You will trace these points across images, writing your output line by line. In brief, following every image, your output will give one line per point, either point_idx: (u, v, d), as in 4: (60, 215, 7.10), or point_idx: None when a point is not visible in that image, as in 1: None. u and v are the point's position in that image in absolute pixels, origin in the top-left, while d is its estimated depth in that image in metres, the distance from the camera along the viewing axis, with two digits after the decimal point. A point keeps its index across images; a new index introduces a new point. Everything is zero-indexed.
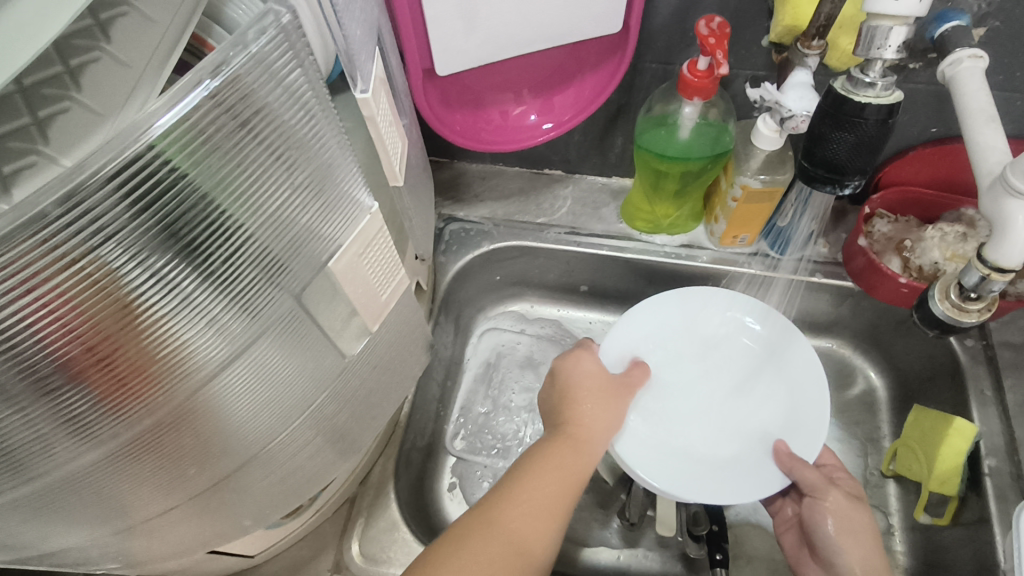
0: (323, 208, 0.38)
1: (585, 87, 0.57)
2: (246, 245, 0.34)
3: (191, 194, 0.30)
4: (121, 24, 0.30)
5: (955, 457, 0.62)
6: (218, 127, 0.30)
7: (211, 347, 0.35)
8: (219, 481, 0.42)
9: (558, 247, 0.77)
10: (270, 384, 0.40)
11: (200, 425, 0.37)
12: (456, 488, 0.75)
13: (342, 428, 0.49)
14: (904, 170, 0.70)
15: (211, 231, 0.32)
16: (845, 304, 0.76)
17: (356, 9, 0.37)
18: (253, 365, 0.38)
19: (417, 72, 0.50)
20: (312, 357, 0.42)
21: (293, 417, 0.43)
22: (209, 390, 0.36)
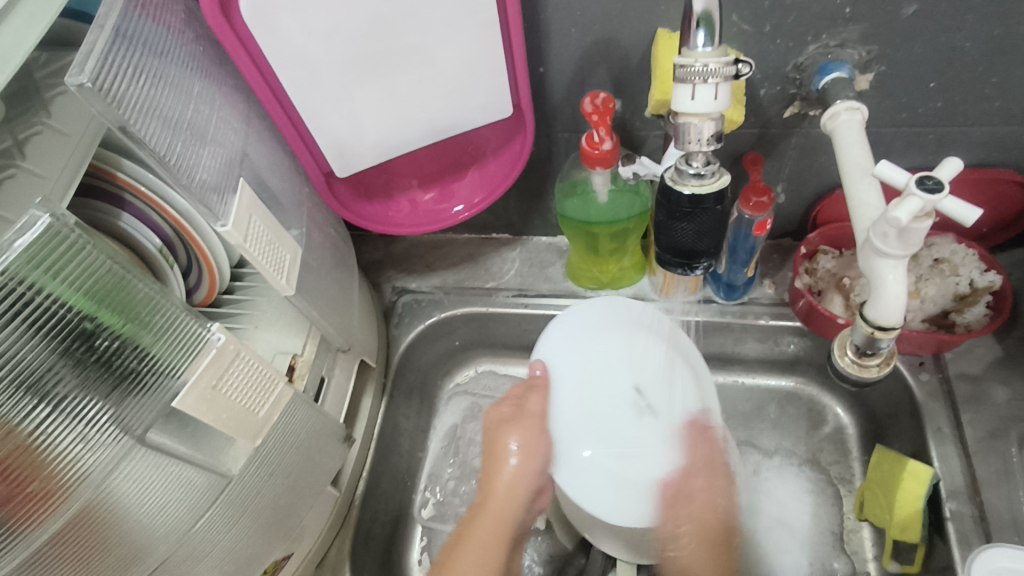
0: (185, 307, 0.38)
1: (489, 170, 0.59)
2: (109, 346, 0.34)
3: (52, 304, 0.31)
4: (12, 183, 0.37)
5: (913, 502, 0.60)
6: (73, 243, 0.31)
7: (96, 452, 0.34)
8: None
9: (506, 309, 0.78)
10: (167, 481, 0.38)
11: (101, 530, 0.36)
12: (425, 560, 0.74)
13: (273, 514, 0.48)
14: (838, 206, 0.69)
15: (71, 336, 0.32)
16: (802, 343, 0.75)
17: (207, 148, 0.40)
18: (145, 463, 0.37)
19: (319, 177, 0.54)
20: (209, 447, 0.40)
21: (204, 506, 0.42)
22: (105, 494, 0.35)
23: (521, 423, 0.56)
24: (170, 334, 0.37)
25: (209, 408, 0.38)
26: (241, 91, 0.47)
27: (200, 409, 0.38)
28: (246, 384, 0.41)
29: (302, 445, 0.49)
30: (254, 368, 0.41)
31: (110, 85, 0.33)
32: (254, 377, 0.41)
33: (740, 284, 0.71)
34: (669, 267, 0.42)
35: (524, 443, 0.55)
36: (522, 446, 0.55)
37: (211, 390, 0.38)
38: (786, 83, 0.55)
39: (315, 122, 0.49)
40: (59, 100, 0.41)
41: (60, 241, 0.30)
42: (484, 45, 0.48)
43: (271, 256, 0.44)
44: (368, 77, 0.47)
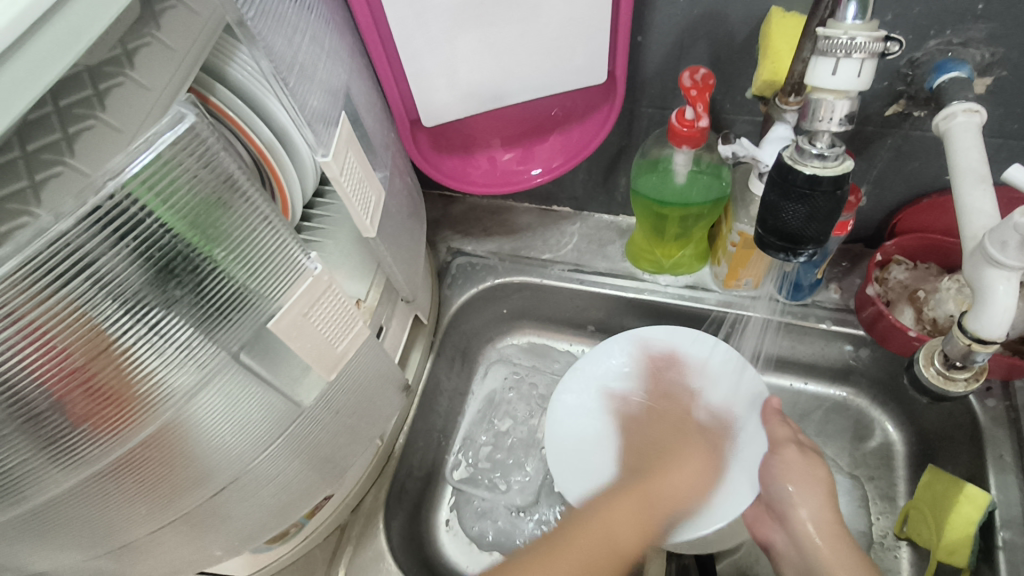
0: (281, 252, 0.37)
1: (572, 136, 0.58)
2: (212, 273, 0.34)
3: (158, 227, 0.31)
4: (117, 92, 0.32)
5: (965, 526, 0.58)
6: (182, 168, 0.31)
7: (183, 373, 0.35)
8: (195, 506, 0.41)
9: (561, 283, 0.78)
10: (245, 412, 0.39)
11: (177, 450, 0.37)
12: (453, 521, 0.75)
13: (328, 455, 0.49)
14: (921, 216, 0.66)
15: (175, 258, 0.32)
16: (861, 354, 0.73)
17: (315, 79, 0.40)
18: (227, 393, 0.37)
19: (405, 123, 0.54)
20: (285, 382, 0.41)
21: (273, 437, 0.42)
22: (186, 415, 0.36)
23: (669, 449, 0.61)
24: (270, 264, 0.37)
25: (292, 339, 0.38)
26: (346, 26, 0.46)
27: (289, 334, 0.38)
28: (332, 316, 0.41)
29: (362, 389, 0.49)
30: (340, 302, 0.42)
31: (245, 6, 0.34)
32: (337, 313, 0.41)
33: (807, 284, 0.69)
34: (767, 251, 0.39)
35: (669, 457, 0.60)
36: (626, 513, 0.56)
37: (302, 317, 0.39)
38: (895, 79, 0.52)
39: (411, 65, 0.48)
40: (169, 14, 0.35)
41: (173, 166, 0.30)
42: (597, 3, 0.46)
43: (360, 195, 0.43)
44: (470, 25, 0.46)
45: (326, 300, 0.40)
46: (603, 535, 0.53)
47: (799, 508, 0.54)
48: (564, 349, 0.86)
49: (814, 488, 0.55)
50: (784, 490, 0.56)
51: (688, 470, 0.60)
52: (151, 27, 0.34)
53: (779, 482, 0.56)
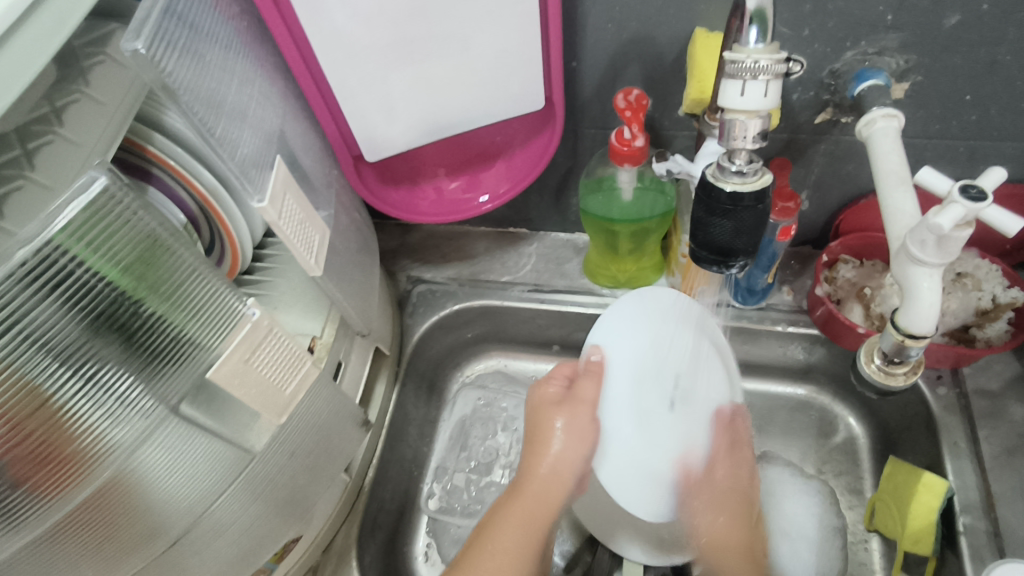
0: (218, 296, 0.37)
1: (515, 162, 0.60)
2: (149, 323, 0.34)
3: (89, 277, 0.30)
4: (47, 151, 0.33)
5: (927, 514, 0.59)
6: (114, 219, 0.31)
7: (125, 424, 0.34)
8: (149, 561, 0.40)
9: (522, 305, 0.78)
10: (194, 460, 0.39)
11: (125, 504, 0.36)
12: (430, 551, 0.75)
13: (288, 496, 0.48)
14: (862, 215, 0.68)
15: (110, 310, 0.32)
16: (816, 352, 0.74)
17: (246, 126, 0.40)
18: (174, 442, 0.37)
19: (347, 160, 0.54)
20: (231, 426, 0.40)
21: (223, 483, 0.42)
22: (131, 467, 0.35)
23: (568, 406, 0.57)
24: (212, 309, 0.37)
25: (235, 386, 0.38)
26: (279, 69, 0.47)
27: (231, 381, 0.38)
28: (277, 358, 0.41)
29: (318, 428, 0.49)
30: (286, 343, 0.42)
31: (164, 60, 0.33)
32: (280, 356, 0.41)
33: (759, 289, 0.71)
34: (703, 265, 0.41)
35: (568, 424, 0.56)
36: (569, 427, 0.56)
37: (244, 363, 0.38)
38: (819, 88, 0.54)
39: (349, 103, 0.48)
40: (97, 70, 0.37)
41: (102, 215, 0.30)
42: (525, 36, 0.48)
43: (301, 236, 0.44)
44: (402, 62, 0.47)
45: (268, 343, 0.40)
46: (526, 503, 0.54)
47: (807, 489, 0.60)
48: (531, 368, 0.87)
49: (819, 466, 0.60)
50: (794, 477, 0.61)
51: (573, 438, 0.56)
52: (80, 84, 0.36)
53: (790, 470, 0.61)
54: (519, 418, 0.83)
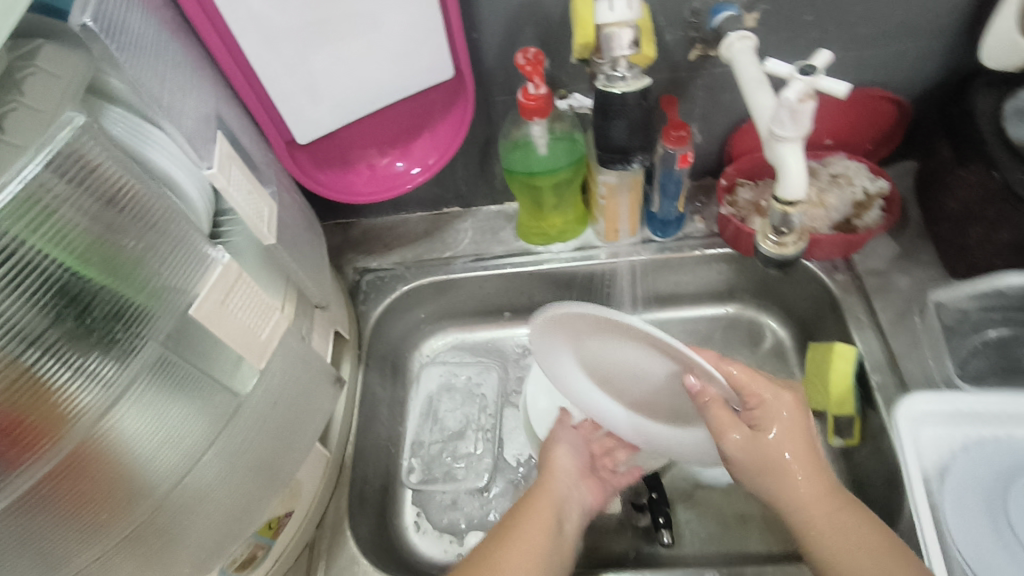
0: (173, 256, 0.40)
1: (438, 133, 0.66)
2: (106, 290, 0.37)
3: (37, 257, 0.33)
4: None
5: (845, 378, 0.68)
6: (53, 199, 0.33)
7: (91, 392, 0.37)
8: (139, 526, 0.43)
9: (467, 274, 0.84)
10: (166, 422, 0.42)
11: (105, 467, 0.39)
12: (420, 520, 0.78)
13: (268, 458, 0.51)
14: (747, 139, 0.78)
15: (69, 280, 0.35)
16: (734, 269, 0.83)
17: (187, 110, 0.45)
18: (144, 405, 0.40)
19: (281, 145, 0.58)
20: (199, 389, 0.43)
21: (202, 446, 0.45)
22: (103, 431, 0.38)
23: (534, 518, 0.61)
24: (171, 267, 0.40)
25: (214, 326, 0.42)
26: (207, 62, 0.51)
27: (209, 321, 0.41)
28: (247, 305, 0.45)
29: (290, 390, 0.52)
30: (254, 293, 0.46)
31: (109, 39, 0.39)
32: (252, 303, 0.45)
33: (673, 219, 0.79)
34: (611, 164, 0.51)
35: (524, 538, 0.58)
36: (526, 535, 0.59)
37: (219, 306, 0.42)
38: (687, 27, 0.63)
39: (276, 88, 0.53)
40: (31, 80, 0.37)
41: (35, 202, 0.32)
42: (425, 9, 0.54)
43: (251, 205, 0.47)
44: (319, 43, 0.51)
45: (238, 291, 0.43)
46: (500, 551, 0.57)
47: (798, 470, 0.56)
48: (487, 337, 0.92)
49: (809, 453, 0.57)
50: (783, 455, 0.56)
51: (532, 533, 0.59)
52: (15, 93, 0.35)
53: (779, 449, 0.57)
54: (482, 384, 0.87)
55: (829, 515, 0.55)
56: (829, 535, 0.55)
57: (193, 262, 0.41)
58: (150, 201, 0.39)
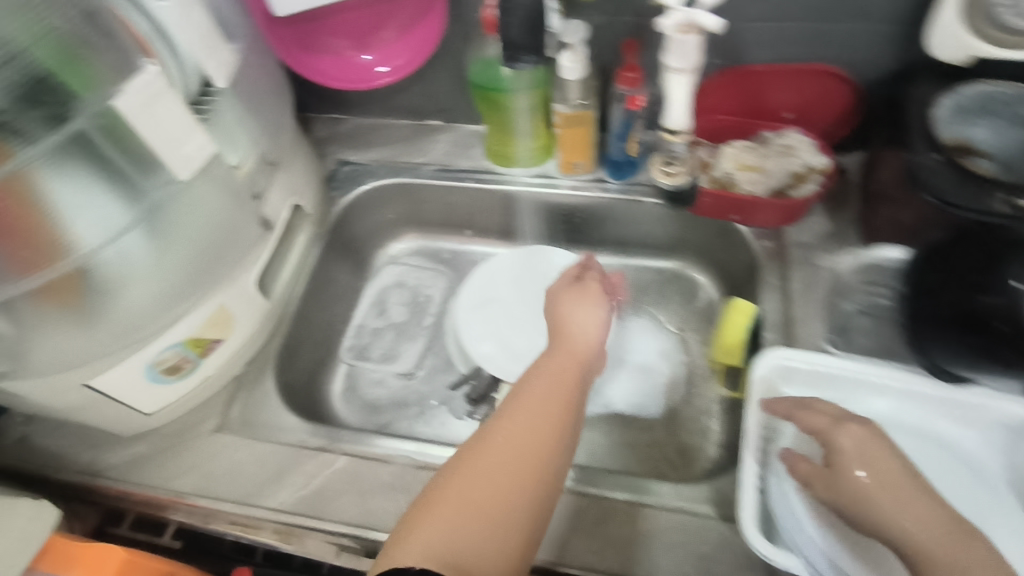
0: (117, 49, 0.51)
1: (414, 37, 0.73)
2: (52, 77, 0.48)
3: None
4: None
5: (738, 331, 0.72)
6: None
7: (25, 145, 0.48)
8: (68, 277, 0.53)
9: (431, 181, 0.91)
10: (95, 207, 0.53)
11: (33, 219, 0.49)
12: (347, 388, 0.88)
13: (191, 265, 0.61)
14: (713, 98, 0.79)
15: (26, 63, 0.47)
16: (679, 222, 0.87)
17: None
18: (79, 181, 0.52)
19: (261, 15, 0.65)
20: (124, 182, 0.55)
21: (124, 230, 0.55)
22: (32, 180, 0.49)
23: (562, 356, 0.62)
24: (112, 67, 0.50)
25: (135, 120, 0.49)
26: None
27: (137, 115, 0.49)
28: (166, 119, 0.51)
29: (213, 215, 0.63)
30: (178, 108, 0.51)
31: None
32: (175, 121, 0.51)
33: (624, 162, 0.83)
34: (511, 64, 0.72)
35: (549, 372, 0.60)
36: (546, 375, 0.59)
37: (140, 106, 0.49)
38: None
39: None
40: None
41: None
42: None
43: (203, 45, 0.57)
44: None
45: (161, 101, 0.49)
46: (568, 386, 0.59)
47: (903, 518, 0.47)
48: (453, 248, 1.00)
49: (914, 501, 0.48)
50: (903, 532, 0.47)
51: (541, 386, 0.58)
52: None
53: (900, 521, 0.48)
54: (431, 286, 0.97)
55: (948, 539, 0.46)
56: (875, 488, 0.49)
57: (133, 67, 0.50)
58: (102, 26, 0.50)
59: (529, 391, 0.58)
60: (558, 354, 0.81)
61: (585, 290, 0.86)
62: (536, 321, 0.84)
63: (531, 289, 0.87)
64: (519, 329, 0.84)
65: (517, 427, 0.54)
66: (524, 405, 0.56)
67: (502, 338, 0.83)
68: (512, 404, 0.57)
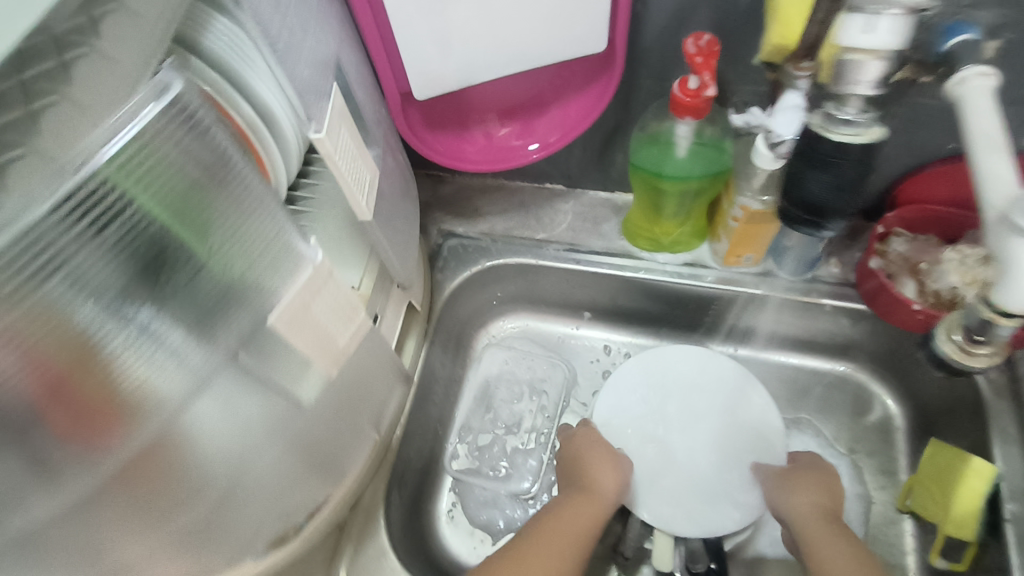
0: (283, 240, 0.38)
1: (570, 110, 0.56)
2: (170, 238, 0.32)
3: (134, 211, 0.30)
4: (82, 65, 0.29)
5: (974, 498, 0.58)
6: (162, 156, 0.30)
7: (171, 382, 0.34)
8: (193, 519, 0.42)
9: (556, 263, 0.76)
10: (238, 429, 0.41)
11: (170, 465, 0.38)
12: (455, 511, 0.75)
13: (320, 449, 0.50)
14: (923, 186, 0.65)
15: (145, 236, 0.31)
16: (860, 327, 0.72)
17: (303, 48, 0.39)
18: (224, 403, 0.39)
19: (395, 96, 0.51)
20: (274, 395, 0.43)
21: (262, 450, 0.44)
22: (180, 426, 0.36)
23: (578, 502, 0.64)
24: (273, 258, 0.37)
25: (296, 336, 0.40)
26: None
27: (290, 328, 0.39)
28: (331, 306, 0.42)
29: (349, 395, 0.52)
30: (340, 292, 0.43)
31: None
32: (340, 308, 0.43)
33: (806, 258, 0.68)
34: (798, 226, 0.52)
35: (564, 511, 0.63)
36: (575, 503, 0.64)
37: (303, 308, 0.39)
38: None
39: (401, 31, 0.45)
40: (112, 17, 0.30)
41: (140, 157, 0.29)
42: None
43: (353, 171, 0.41)
44: None
45: (328, 291, 0.41)
46: (556, 541, 0.60)
47: None
48: (567, 331, 0.85)
49: None
50: None
51: (577, 515, 0.63)
52: (90, 37, 0.29)
53: None
54: (546, 381, 0.82)
55: None
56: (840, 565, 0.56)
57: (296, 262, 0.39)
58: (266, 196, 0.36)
59: (557, 513, 0.63)
60: (729, 500, 0.69)
61: (752, 416, 0.74)
62: (698, 453, 0.73)
63: (691, 409, 0.75)
64: (682, 459, 0.72)
65: (542, 551, 0.59)
66: (544, 535, 0.60)
67: (660, 473, 0.71)
68: (531, 533, 0.61)
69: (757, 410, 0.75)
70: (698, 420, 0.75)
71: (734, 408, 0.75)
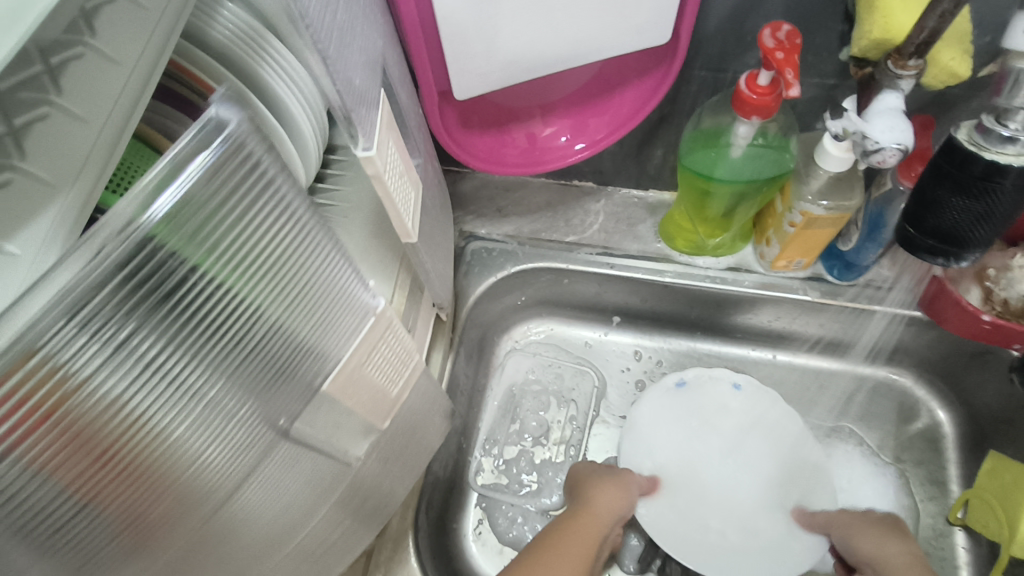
0: (340, 302, 0.35)
1: (624, 104, 0.51)
2: (224, 296, 0.28)
3: (203, 284, 0.27)
4: (74, 68, 0.26)
5: None
6: (235, 222, 0.27)
7: (227, 463, 0.32)
8: None
9: (588, 268, 0.70)
10: (287, 498, 0.39)
11: (216, 544, 0.35)
12: (483, 529, 0.69)
13: (357, 498, 0.47)
14: None
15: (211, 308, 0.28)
16: (912, 334, 0.68)
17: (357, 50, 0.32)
18: (276, 472, 0.36)
19: (433, 96, 0.45)
20: (322, 459, 0.40)
21: (305, 517, 0.41)
22: (233, 502, 0.34)
23: (580, 525, 0.58)
24: (331, 327, 0.35)
25: (348, 393, 0.38)
26: None
27: (346, 385, 0.37)
28: (388, 360, 0.41)
29: (387, 448, 0.48)
30: (396, 344, 0.41)
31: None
32: (391, 357, 0.41)
33: (861, 265, 0.63)
34: (924, 256, 0.46)
35: (565, 533, 0.57)
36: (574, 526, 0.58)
37: (361, 364, 0.38)
38: None
39: (446, 25, 0.38)
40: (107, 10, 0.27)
41: (211, 225, 0.26)
42: None
43: (400, 193, 0.37)
44: None
45: (383, 345, 0.39)
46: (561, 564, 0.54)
47: None
48: (592, 336, 0.80)
49: None
50: None
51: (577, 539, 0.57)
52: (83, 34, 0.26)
53: None
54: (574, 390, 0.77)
55: None
56: None
57: (357, 314, 0.37)
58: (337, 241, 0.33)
59: (555, 535, 0.57)
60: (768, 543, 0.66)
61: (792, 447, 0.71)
62: (733, 489, 0.69)
63: (723, 443, 0.71)
64: (714, 499, 0.68)
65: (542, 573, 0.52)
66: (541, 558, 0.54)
67: (694, 511, 0.67)
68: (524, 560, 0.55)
69: (793, 442, 0.71)
70: (729, 454, 0.71)
71: (768, 442, 0.71)
